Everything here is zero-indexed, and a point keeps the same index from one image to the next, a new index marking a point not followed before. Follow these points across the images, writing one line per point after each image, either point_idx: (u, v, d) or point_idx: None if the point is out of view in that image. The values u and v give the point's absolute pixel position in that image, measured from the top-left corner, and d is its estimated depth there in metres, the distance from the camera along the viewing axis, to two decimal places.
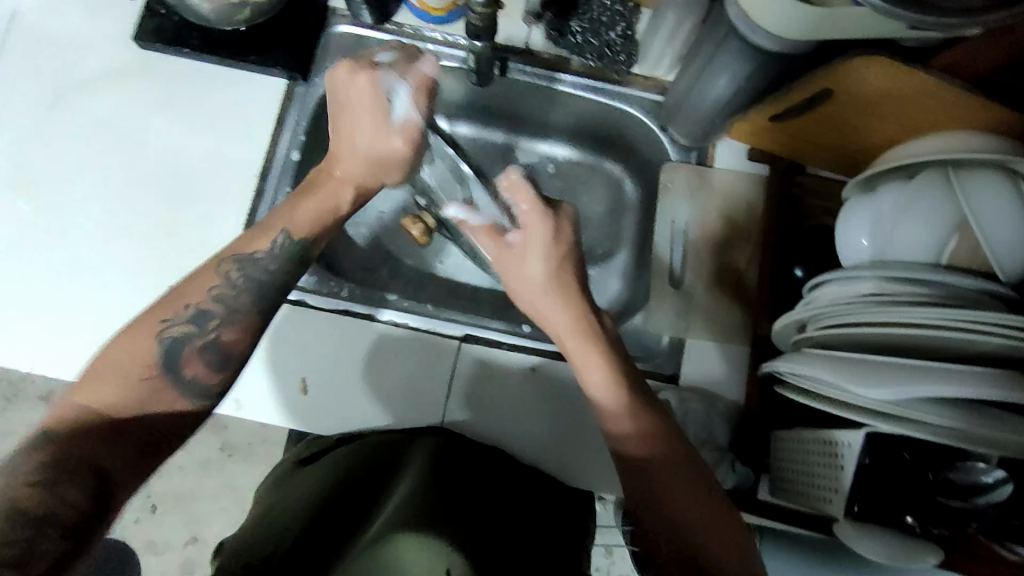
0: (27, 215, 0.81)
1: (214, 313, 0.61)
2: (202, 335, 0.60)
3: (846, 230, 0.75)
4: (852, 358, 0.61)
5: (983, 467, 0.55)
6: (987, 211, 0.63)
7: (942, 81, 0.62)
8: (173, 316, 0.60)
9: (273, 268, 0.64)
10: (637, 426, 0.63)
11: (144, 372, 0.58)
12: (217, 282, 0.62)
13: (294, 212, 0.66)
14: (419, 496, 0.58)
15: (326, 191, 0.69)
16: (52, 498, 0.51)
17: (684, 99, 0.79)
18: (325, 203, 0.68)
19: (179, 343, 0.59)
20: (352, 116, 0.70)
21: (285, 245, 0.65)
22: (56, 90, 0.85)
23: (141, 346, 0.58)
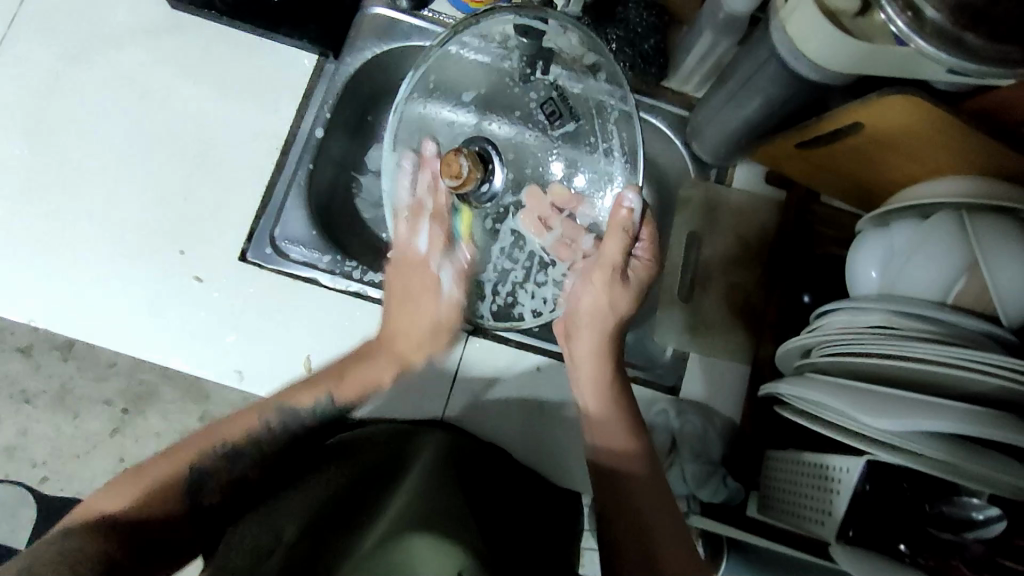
0: (37, 165, 0.79)
1: (251, 441, 0.61)
2: (231, 468, 0.60)
3: (858, 263, 0.77)
4: (857, 387, 0.62)
5: (974, 503, 0.57)
6: (996, 256, 0.64)
7: (970, 125, 0.63)
8: (200, 452, 0.60)
9: (309, 425, 0.65)
10: (616, 441, 0.66)
11: (162, 489, 0.57)
12: (264, 421, 0.63)
13: (341, 380, 0.69)
14: (429, 500, 0.54)
15: (370, 366, 0.72)
16: (71, 567, 0.46)
17: (715, 115, 0.81)
18: (368, 377, 0.71)
19: (202, 466, 0.59)
20: (413, 305, 0.76)
21: (325, 409, 0.66)
22: (80, 40, 0.83)
23: (166, 469, 0.58)
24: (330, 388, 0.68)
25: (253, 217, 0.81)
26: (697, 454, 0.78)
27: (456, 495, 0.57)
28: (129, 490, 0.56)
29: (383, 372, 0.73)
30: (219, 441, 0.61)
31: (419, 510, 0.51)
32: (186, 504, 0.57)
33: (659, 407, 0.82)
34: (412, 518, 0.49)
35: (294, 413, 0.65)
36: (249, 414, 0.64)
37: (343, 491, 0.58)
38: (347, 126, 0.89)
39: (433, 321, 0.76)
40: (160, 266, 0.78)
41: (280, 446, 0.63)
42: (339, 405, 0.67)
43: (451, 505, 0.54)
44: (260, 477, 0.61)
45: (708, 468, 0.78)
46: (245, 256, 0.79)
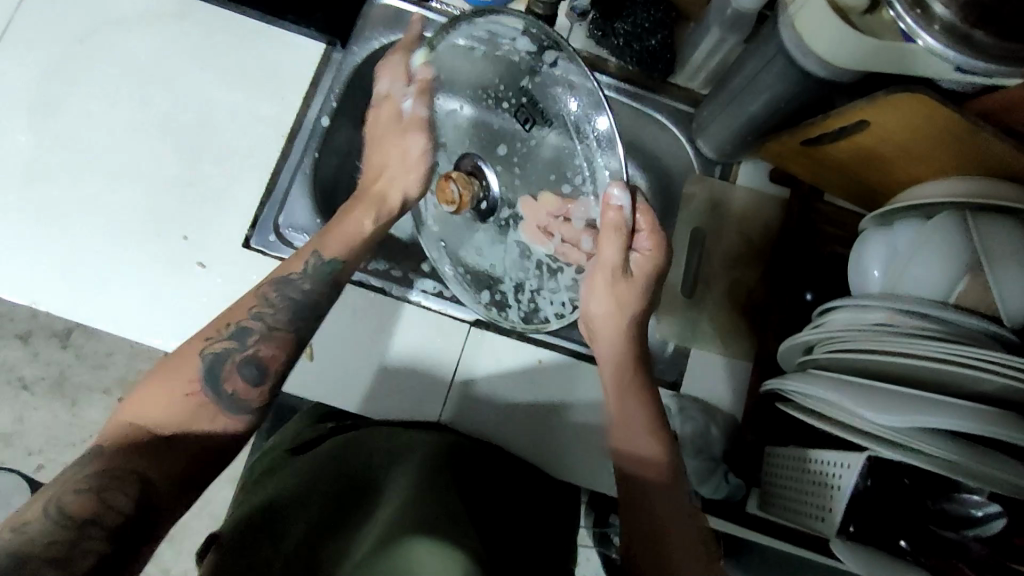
0: (41, 148, 0.79)
1: (252, 329, 0.59)
2: (241, 352, 0.58)
3: (861, 262, 0.77)
4: (861, 384, 0.62)
5: (974, 500, 0.58)
6: (999, 257, 0.64)
7: (976, 124, 0.64)
8: (214, 334, 0.58)
9: (307, 288, 0.63)
10: (641, 448, 0.64)
11: (187, 390, 0.55)
12: (259, 304, 0.61)
13: (324, 238, 0.67)
14: (423, 499, 0.53)
15: (349, 221, 0.70)
16: (96, 502, 0.46)
17: (721, 111, 0.81)
18: (349, 232, 0.68)
19: (218, 359, 0.57)
20: (391, 167, 0.77)
21: (316, 266, 0.64)
22: (88, 24, 0.83)
23: (186, 365, 0.57)
24: (314, 248, 0.66)
25: (257, 204, 0.81)
26: (698, 449, 0.78)
27: (451, 494, 0.57)
28: (158, 394, 0.55)
29: (362, 220, 0.70)
30: (228, 324, 0.59)
31: (412, 510, 0.50)
32: (212, 398, 0.56)
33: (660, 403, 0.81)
34: (405, 519, 0.48)
35: (288, 280, 0.62)
36: (246, 297, 0.62)
37: (336, 502, 0.57)
38: (352, 115, 0.89)
39: (407, 152, 0.77)
40: (163, 252, 0.78)
41: (281, 330, 0.60)
42: (327, 259, 0.65)
43: (445, 504, 0.53)
44: (274, 358, 0.59)
45: (709, 465, 0.78)
46: (249, 243, 0.79)
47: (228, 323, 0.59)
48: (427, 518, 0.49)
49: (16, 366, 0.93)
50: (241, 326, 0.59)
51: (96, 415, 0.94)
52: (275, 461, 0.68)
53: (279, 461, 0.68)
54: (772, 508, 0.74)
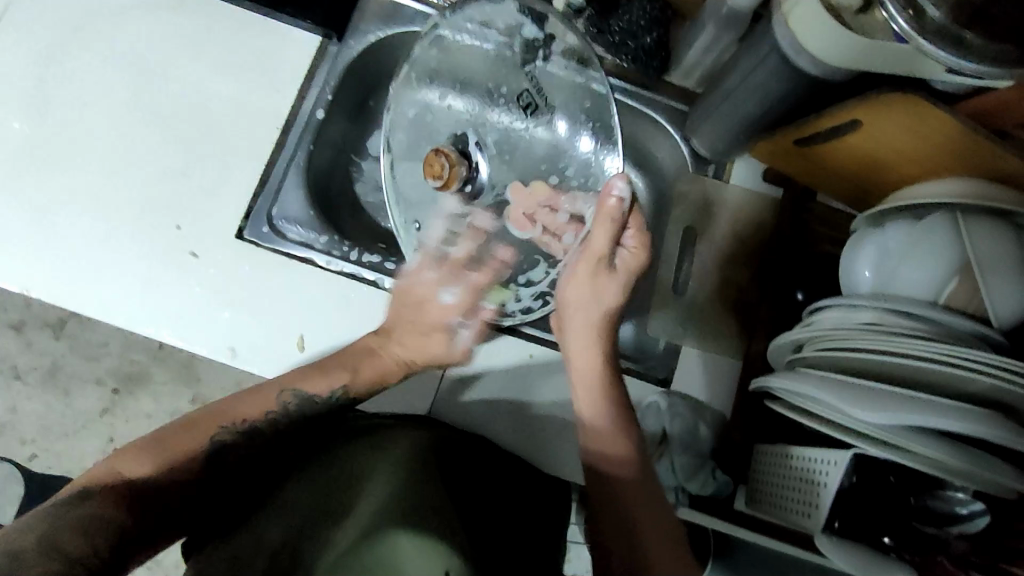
0: (34, 138, 0.79)
1: (260, 427, 0.65)
2: (243, 445, 0.64)
3: (852, 261, 0.77)
4: (849, 382, 0.62)
5: (958, 497, 0.59)
6: (989, 261, 0.64)
7: (969, 127, 0.64)
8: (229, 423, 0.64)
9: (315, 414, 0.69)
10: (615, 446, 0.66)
11: (181, 459, 0.60)
12: (276, 411, 0.67)
13: (357, 371, 0.72)
14: (407, 490, 0.59)
15: (373, 365, 0.74)
16: (85, 543, 0.48)
17: (715, 109, 0.81)
18: (375, 373, 0.73)
19: (221, 446, 0.62)
20: (426, 344, 0.77)
21: (339, 397, 0.70)
22: (84, 13, 0.83)
23: (191, 440, 0.62)
24: (345, 380, 0.71)
25: (250, 196, 0.81)
26: (687, 445, 0.79)
27: (430, 478, 0.62)
28: (146, 460, 0.58)
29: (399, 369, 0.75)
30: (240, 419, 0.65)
31: (398, 504, 0.57)
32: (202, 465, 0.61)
33: (650, 400, 0.82)
34: (395, 515, 0.55)
35: (310, 401, 0.69)
36: (266, 391, 0.68)
37: (321, 479, 0.61)
38: (347, 109, 0.89)
39: (423, 355, 0.77)
40: (156, 242, 0.78)
41: (290, 428, 0.67)
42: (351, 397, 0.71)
43: (426, 496, 0.59)
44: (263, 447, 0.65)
45: (697, 460, 0.79)
46: (242, 234, 0.79)
47: (243, 418, 0.65)
48: (414, 515, 0.56)
49: (10, 356, 0.93)
50: (254, 425, 0.65)
51: (87, 406, 0.94)
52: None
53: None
54: (756, 505, 0.75)
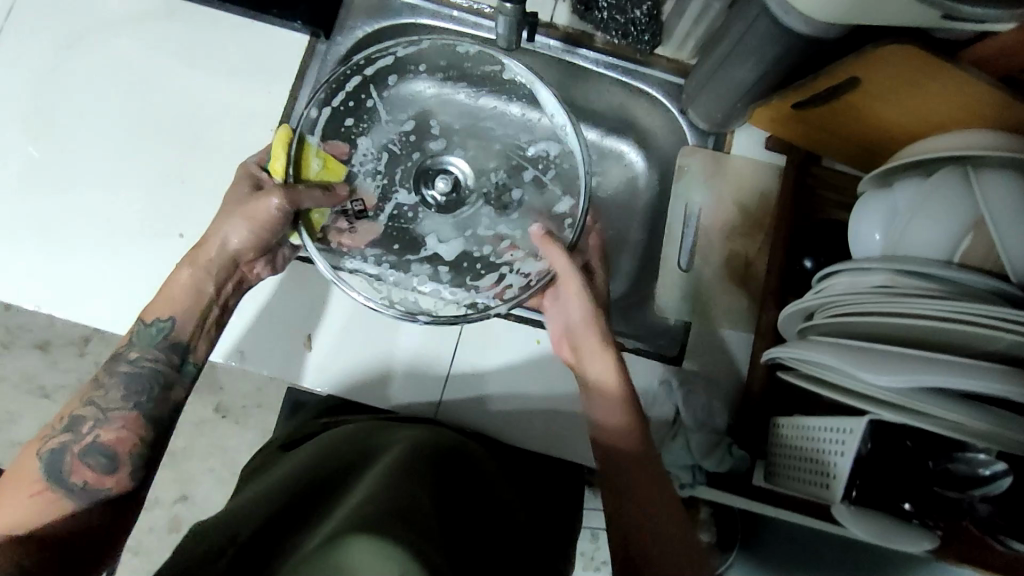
0: (37, 155, 0.80)
1: (87, 418, 0.60)
2: (80, 442, 0.59)
3: (861, 225, 0.75)
4: (861, 348, 0.61)
5: (981, 459, 0.56)
6: (1001, 213, 0.61)
7: (971, 74, 0.61)
8: (52, 430, 0.60)
9: (149, 362, 0.64)
10: (610, 416, 0.67)
11: (34, 491, 0.57)
12: (93, 389, 0.62)
13: (167, 298, 0.66)
14: (389, 489, 0.52)
15: (178, 287, 0.67)
16: None
17: (708, 78, 0.79)
18: (190, 295, 0.66)
19: (59, 455, 0.58)
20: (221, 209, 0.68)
21: (151, 330, 0.65)
22: (77, 30, 0.84)
23: (26, 466, 0.58)
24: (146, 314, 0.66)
25: None
26: (701, 423, 0.77)
27: (421, 485, 0.55)
28: (8, 506, 0.56)
29: (203, 277, 0.67)
30: (65, 419, 0.60)
31: (374, 500, 0.49)
32: (60, 492, 0.57)
33: (660, 379, 0.80)
34: (360, 510, 0.48)
35: (127, 358, 0.64)
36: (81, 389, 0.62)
37: (312, 495, 0.57)
38: None
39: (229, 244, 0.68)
40: (158, 250, 0.79)
41: (119, 410, 0.61)
42: (167, 322, 0.65)
43: (411, 494, 0.52)
44: (121, 437, 0.60)
45: (713, 437, 0.76)
46: None
47: (62, 418, 0.60)
48: (381, 511, 0.48)
49: None
50: (77, 415, 0.60)
51: None
52: (265, 458, 0.71)
53: (270, 458, 0.70)
54: (775, 479, 0.73)
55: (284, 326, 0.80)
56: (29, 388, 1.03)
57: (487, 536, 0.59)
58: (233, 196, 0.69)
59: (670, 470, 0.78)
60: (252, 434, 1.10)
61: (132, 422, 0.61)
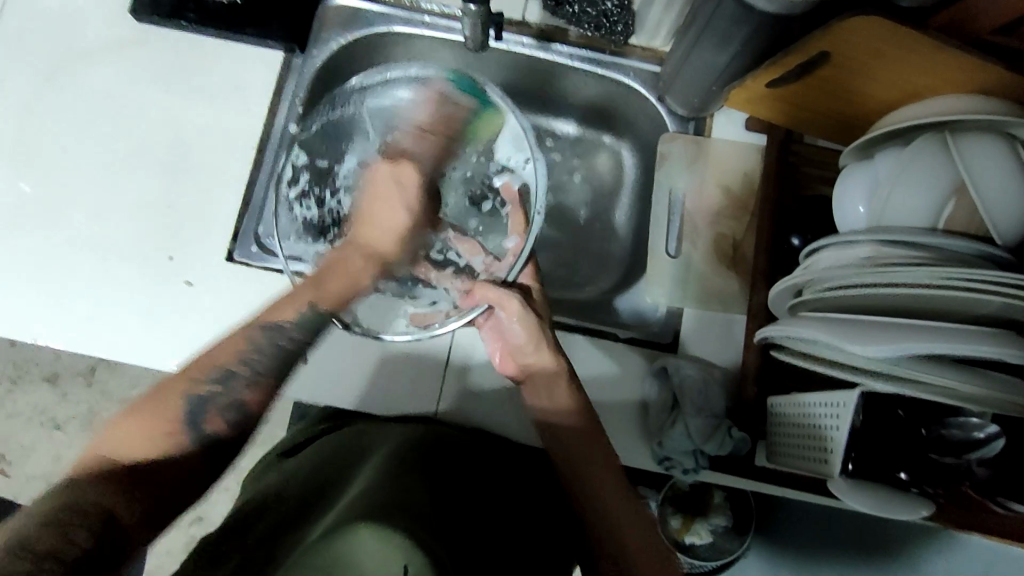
0: (31, 189, 0.81)
1: (239, 376, 0.59)
2: (226, 397, 0.58)
3: (844, 198, 0.75)
4: (849, 321, 0.61)
5: (976, 423, 0.56)
6: (984, 177, 0.62)
7: (938, 39, 0.62)
8: (201, 376, 0.58)
9: (297, 338, 0.62)
10: (556, 400, 0.70)
11: (168, 429, 0.55)
12: (247, 349, 0.60)
13: (322, 284, 0.68)
14: (383, 486, 0.54)
15: (352, 265, 0.72)
16: (61, 539, 0.45)
17: (682, 65, 0.80)
18: (348, 282, 0.70)
19: (203, 402, 0.57)
20: (384, 204, 0.77)
21: (307, 315, 0.64)
22: (56, 63, 0.85)
23: (166, 405, 0.56)
24: (311, 297, 0.65)
25: (235, 217, 0.82)
26: (700, 408, 0.75)
27: (415, 481, 0.57)
28: (141, 431, 0.55)
29: (363, 272, 0.72)
30: (214, 369, 0.59)
31: (370, 496, 0.51)
32: (193, 439, 0.56)
33: (654, 367, 0.80)
34: (357, 503, 0.50)
35: (280, 328, 0.62)
36: (238, 333, 0.61)
37: (306, 496, 0.58)
38: None
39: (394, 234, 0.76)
40: (151, 274, 0.80)
41: (267, 374, 0.60)
42: (322, 314, 0.65)
43: (404, 489, 0.54)
44: (255, 403, 0.59)
45: (712, 422, 0.75)
46: (232, 256, 0.81)
47: (210, 368, 0.59)
48: (380, 502, 0.50)
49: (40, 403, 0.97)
50: (228, 371, 0.59)
51: None
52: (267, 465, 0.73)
53: (272, 464, 0.72)
54: (775, 458, 0.73)
55: None
56: (40, 420, 1.05)
57: (491, 534, 0.62)
58: (388, 212, 0.77)
59: (671, 456, 0.76)
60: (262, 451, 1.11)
61: (272, 388, 0.60)
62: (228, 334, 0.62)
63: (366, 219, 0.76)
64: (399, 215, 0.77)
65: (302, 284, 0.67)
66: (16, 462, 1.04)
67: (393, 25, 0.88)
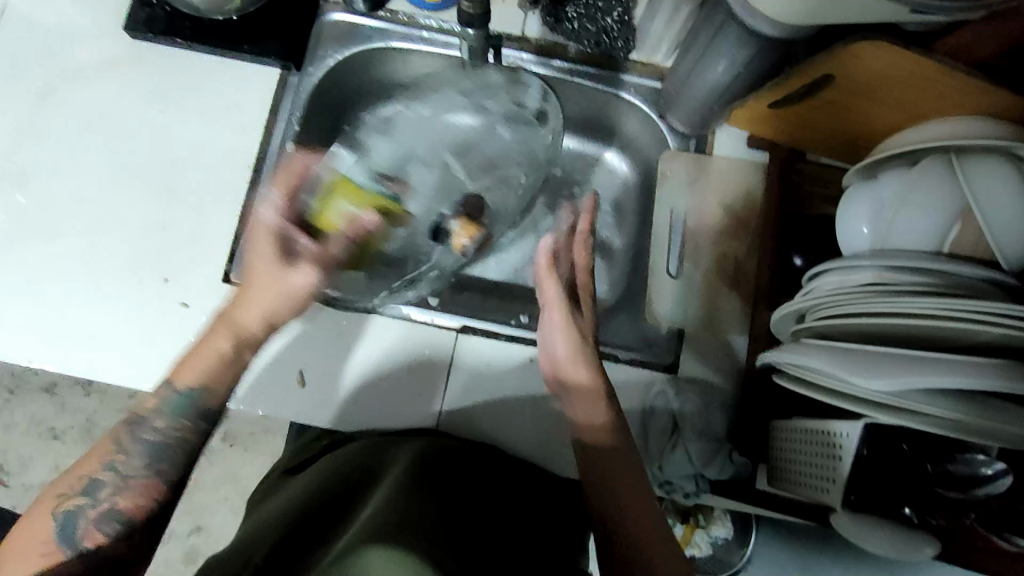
0: (25, 203, 0.81)
1: (105, 484, 0.59)
2: (95, 508, 0.58)
3: (848, 219, 0.74)
4: (855, 352, 0.59)
5: (982, 460, 0.55)
6: (990, 203, 0.60)
7: (945, 65, 0.60)
8: (66, 491, 0.59)
9: (161, 427, 0.62)
10: (590, 417, 0.66)
11: (42, 550, 0.56)
12: (113, 450, 0.61)
13: (187, 363, 0.64)
14: (395, 503, 0.55)
15: (207, 342, 0.65)
16: None
17: (683, 83, 0.79)
18: (211, 356, 0.64)
19: (74, 518, 0.57)
20: (251, 287, 0.66)
21: (173, 400, 0.63)
22: (49, 80, 0.84)
23: (40, 527, 0.57)
24: (175, 374, 0.64)
25: (231, 237, 0.81)
26: (700, 432, 0.75)
27: (424, 499, 0.58)
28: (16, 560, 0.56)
29: (219, 347, 0.65)
30: (82, 481, 0.59)
31: (380, 519, 0.52)
32: (69, 551, 0.57)
33: (658, 387, 0.79)
34: (370, 527, 0.50)
35: (145, 424, 0.62)
36: (98, 450, 0.61)
37: (313, 519, 0.58)
38: (319, 137, 0.90)
39: (278, 297, 0.65)
40: (145, 295, 0.79)
41: (138, 474, 0.60)
42: (186, 393, 0.63)
43: (414, 508, 0.55)
44: (136, 505, 0.59)
45: (713, 445, 0.75)
46: (227, 277, 0.80)
47: (78, 479, 0.59)
48: (391, 528, 0.50)
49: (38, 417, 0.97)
50: (93, 479, 0.59)
51: None
52: (270, 485, 0.74)
53: (274, 484, 0.74)
54: (776, 484, 0.72)
55: (273, 363, 0.80)
56: (38, 432, 1.04)
57: (498, 543, 0.62)
58: (257, 291, 0.65)
59: (672, 481, 0.76)
60: (262, 461, 1.10)
61: (150, 489, 0.60)
62: (91, 452, 0.61)
63: (240, 300, 0.65)
64: (258, 292, 0.65)
65: (199, 345, 0.66)
66: (12, 474, 1.04)
67: (390, 41, 0.87)
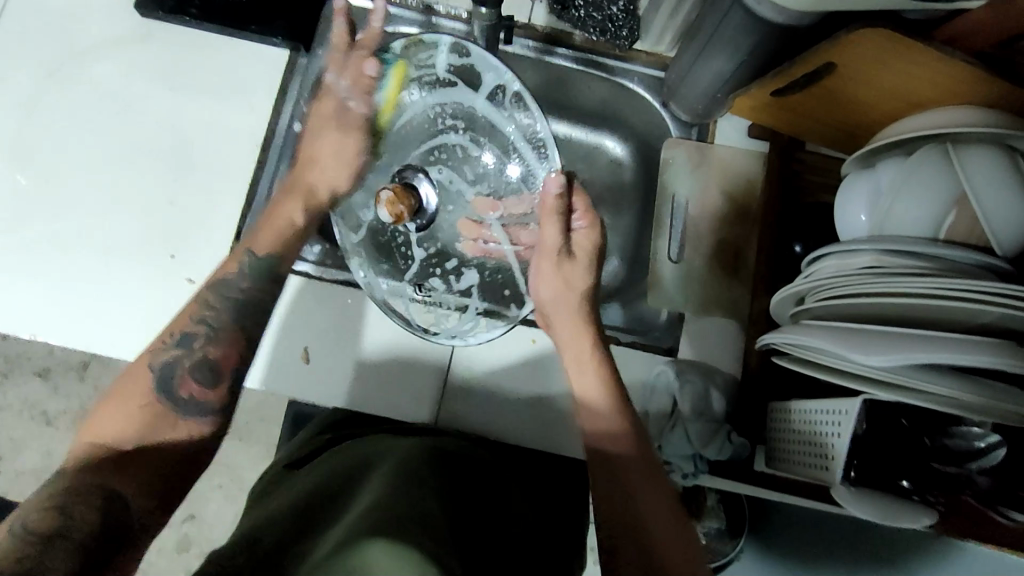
0: (26, 181, 0.81)
1: (197, 334, 0.62)
2: (190, 358, 0.61)
3: (845, 208, 0.76)
4: (854, 331, 0.60)
5: (977, 432, 0.59)
6: (988, 189, 0.62)
7: (944, 52, 0.62)
8: (163, 343, 0.61)
9: (246, 286, 0.65)
10: (601, 423, 0.66)
11: (143, 402, 0.58)
12: (195, 331, 0.62)
13: (256, 237, 0.70)
14: (391, 494, 0.52)
15: (276, 215, 0.72)
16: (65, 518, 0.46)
17: (688, 71, 0.80)
18: (280, 224, 0.71)
19: (169, 367, 0.60)
20: (316, 148, 0.77)
21: (252, 262, 0.67)
22: (55, 57, 0.84)
23: (138, 378, 0.59)
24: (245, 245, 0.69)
25: (238, 215, 0.82)
26: (700, 413, 0.77)
27: (428, 493, 0.55)
28: (115, 416, 0.56)
29: (292, 210, 0.73)
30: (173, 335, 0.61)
31: (377, 509, 0.49)
32: (165, 404, 0.58)
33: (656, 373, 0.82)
34: (368, 518, 0.47)
35: (226, 281, 0.65)
36: (186, 306, 0.64)
37: (307, 518, 0.55)
38: None
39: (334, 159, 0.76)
40: (149, 272, 0.79)
41: (225, 330, 0.63)
42: (264, 257, 0.68)
43: (415, 500, 0.52)
44: (222, 357, 0.62)
45: (713, 426, 0.76)
46: None
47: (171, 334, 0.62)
48: (388, 521, 0.47)
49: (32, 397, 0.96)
50: (185, 333, 0.62)
51: None
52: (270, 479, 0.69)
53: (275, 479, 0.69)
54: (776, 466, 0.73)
55: (280, 341, 0.82)
56: (31, 415, 1.03)
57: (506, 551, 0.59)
58: (324, 148, 0.77)
59: (672, 461, 0.77)
60: None
61: (235, 343, 0.63)
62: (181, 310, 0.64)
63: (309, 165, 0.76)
64: (326, 156, 0.76)
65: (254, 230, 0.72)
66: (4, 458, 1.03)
67: (398, 25, 0.88)
